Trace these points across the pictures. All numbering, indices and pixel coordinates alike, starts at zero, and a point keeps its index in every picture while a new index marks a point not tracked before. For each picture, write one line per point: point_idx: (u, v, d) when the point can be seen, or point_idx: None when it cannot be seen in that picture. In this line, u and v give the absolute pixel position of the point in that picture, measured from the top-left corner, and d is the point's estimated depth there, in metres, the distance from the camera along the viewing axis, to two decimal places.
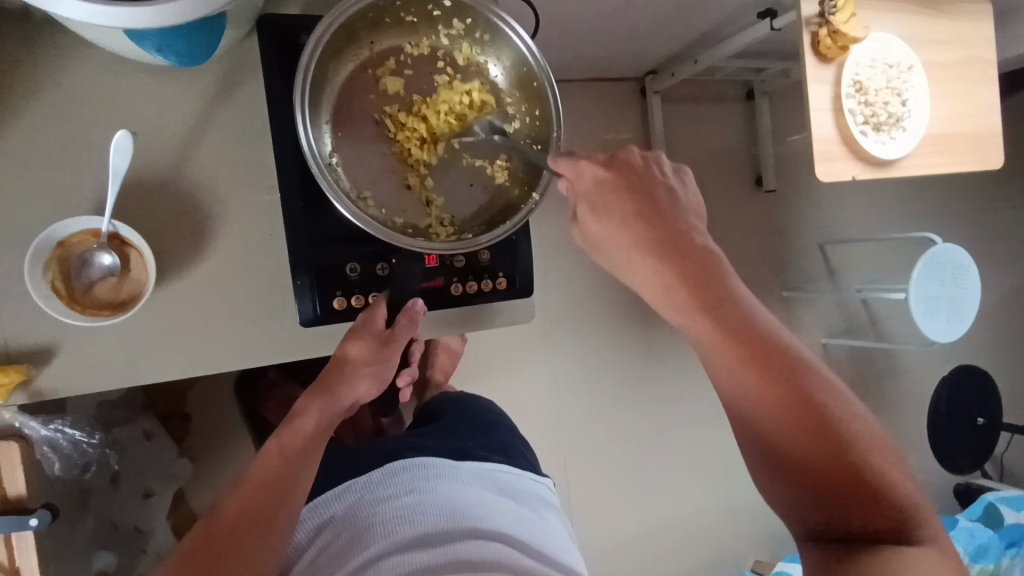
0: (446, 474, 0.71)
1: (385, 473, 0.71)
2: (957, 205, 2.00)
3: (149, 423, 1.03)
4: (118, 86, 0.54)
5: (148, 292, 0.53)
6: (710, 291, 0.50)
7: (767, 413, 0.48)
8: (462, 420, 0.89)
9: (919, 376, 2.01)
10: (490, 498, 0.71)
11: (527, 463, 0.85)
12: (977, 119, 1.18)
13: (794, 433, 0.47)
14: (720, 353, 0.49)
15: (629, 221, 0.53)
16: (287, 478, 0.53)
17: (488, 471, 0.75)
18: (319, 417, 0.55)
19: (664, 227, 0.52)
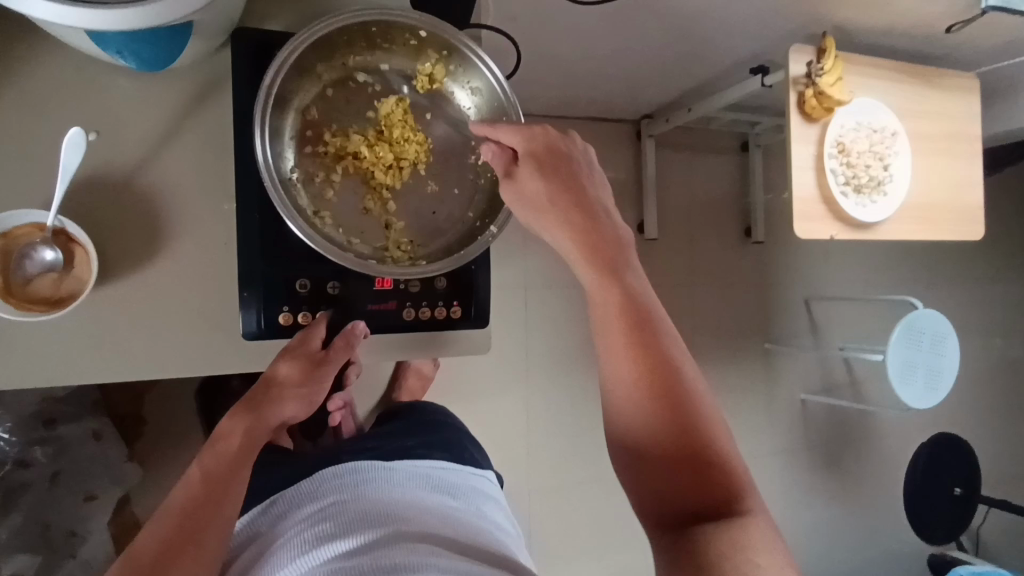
0: (376, 477, 0.70)
1: (313, 482, 0.71)
2: (945, 273, 2.01)
3: (99, 423, 1.01)
4: (83, 84, 0.54)
5: (89, 290, 0.52)
6: (613, 261, 0.52)
7: (626, 374, 0.50)
8: (410, 424, 0.91)
9: (896, 441, 1.99)
10: (423, 494, 0.70)
11: (471, 458, 0.85)
12: (959, 190, 1.20)
13: (647, 394, 0.49)
14: (606, 312, 0.52)
15: (545, 181, 0.54)
16: (210, 500, 0.53)
17: (422, 470, 0.75)
18: (245, 434, 0.56)
19: (578, 196, 0.54)
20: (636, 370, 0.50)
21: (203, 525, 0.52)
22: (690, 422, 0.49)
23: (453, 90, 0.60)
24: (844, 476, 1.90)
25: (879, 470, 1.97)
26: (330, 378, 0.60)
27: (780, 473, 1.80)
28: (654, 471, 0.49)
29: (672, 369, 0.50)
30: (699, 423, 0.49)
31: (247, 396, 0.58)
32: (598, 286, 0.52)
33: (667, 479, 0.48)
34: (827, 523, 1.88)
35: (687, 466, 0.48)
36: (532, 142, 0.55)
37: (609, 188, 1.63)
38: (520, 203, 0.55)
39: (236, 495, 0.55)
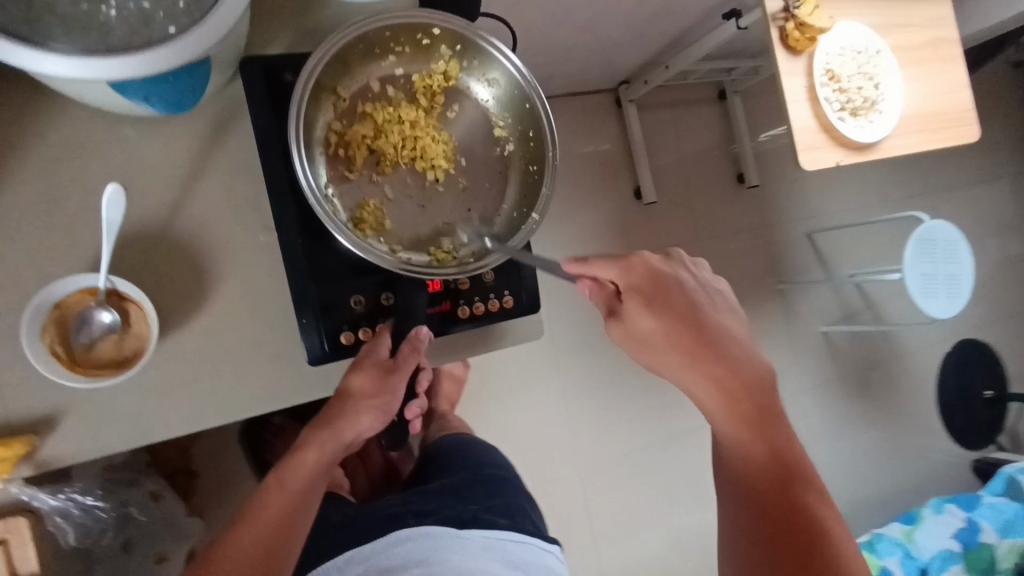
0: (451, 547, 0.68)
1: (387, 542, 0.68)
2: (937, 182, 2.03)
3: (156, 483, 1.01)
4: (106, 140, 0.53)
5: (152, 345, 0.52)
6: (749, 397, 0.56)
7: (762, 511, 0.53)
8: (466, 478, 0.84)
9: (921, 355, 2.02)
10: (498, 572, 0.67)
11: (534, 527, 0.79)
12: (950, 96, 1.20)
13: (787, 526, 0.52)
14: (740, 434, 0.56)
15: (674, 322, 0.57)
16: (284, 516, 0.51)
17: (496, 540, 0.71)
18: (319, 453, 0.55)
19: (703, 344, 0.56)
20: (778, 510, 0.53)
21: (274, 543, 0.50)
22: (827, 560, 0.50)
23: (469, 87, 0.60)
24: (877, 398, 1.93)
25: (910, 387, 1.99)
26: (402, 391, 0.57)
27: (816, 407, 1.82)
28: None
29: (806, 506, 0.52)
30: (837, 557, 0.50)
31: (322, 413, 0.56)
32: (737, 428, 0.56)
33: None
34: (869, 447, 1.90)
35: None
36: (635, 276, 0.58)
37: (600, 161, 1.63)
38: (633, 343, 0.58)
39: (309, 514, 0.53)
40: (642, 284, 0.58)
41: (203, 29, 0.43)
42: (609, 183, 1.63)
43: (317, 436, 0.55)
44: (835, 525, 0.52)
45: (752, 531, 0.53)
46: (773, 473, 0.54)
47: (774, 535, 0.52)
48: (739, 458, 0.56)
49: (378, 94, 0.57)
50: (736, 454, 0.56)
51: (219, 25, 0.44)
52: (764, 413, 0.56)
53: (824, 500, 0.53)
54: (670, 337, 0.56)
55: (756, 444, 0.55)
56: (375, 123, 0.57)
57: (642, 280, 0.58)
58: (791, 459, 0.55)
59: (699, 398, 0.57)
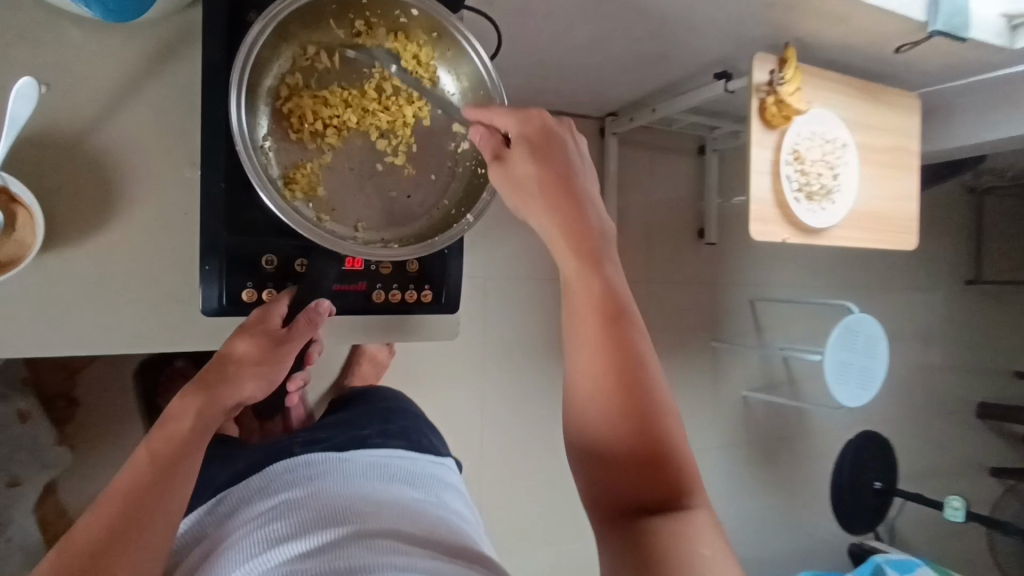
0: (330, 471, 0.69)
1: (261, 480, 0.68)
2: (878, 281, 2.14)
3: (28, 404, 0.97)
4: (36, 30, 0.49)
5: (33, 256, 0.48)
6: (593, 253, 0.50)
7: (600, 371, 0.48)
8: (365, 411, 0.88)
9: (826, 437, 2.12)
10: (381, 486, 0.69)
11: (428, 443, 0.84)
12: (898, 203, 1.27)
13: (617, 379, 0.48)
14: (583, 307, 0.50)
15: (543, 176, 0.51)
16: (160, 484, 0.48)
17: (380, 460, 0.74)
18: (196, 418, 0.51)
19: (571, 188, 0.51)
20: (609, 364, 0.48)
21: (155, 508, 0.48)
22: (654, 441, 0.46)
23: (438, 75, 0.59)
24: (777, 469, 2.00)
25: (809, 464, 2.08)
26: (290, 361, 0.57)
27: (719, 465, 1.88)
28: (612, 452, 0.47)
29: (642, 379, 0.48)
30: (660, 432, 0.47)
31: (201, 375, 0.54)
32: (586, 284, 0.50)
33: (623, 459, 0.46)
34: (760, 514, 1.97)
35: (649, 461, 0.46)
36: (528, 127, 0.53)
37: None
38: (509, 188, 0.53)
39: (189, 478, 0.51)
40: (526, 129, 0.53)
41: None
42: None
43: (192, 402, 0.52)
44: (660, 384, 0.49)
45: (585, 382, 0.49)
46: (609, 328, 0.49)
47: (602, 386, 0.48)
48: (578, 312, 0.50)
49: (342, 59, 0.55)
50: (577, 309, 0.50)
51: None
52: (612, 274, 0.51)
53: (653, 360, 0.49)
54: (545, 182, 0.51)
55: (597, 298, 0.49)
56: (332, 86, 0.55)
57: (531, 133, 0.53)
58: (629, 316, 0.50)
59: (556, 250, 0.51)
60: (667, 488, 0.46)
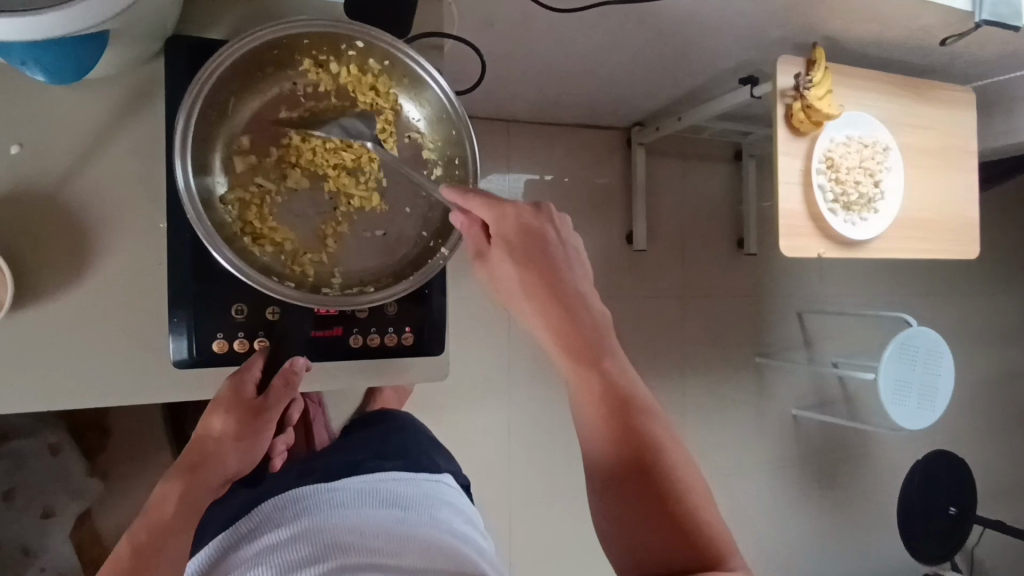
0: (315, 503, 0.70)
1: (250, 525, 0.70)
2: (943, 287, 1.96)
3: (56, 437, 0.97)
4: (5, 92, 0.50)
5: (5, 314, 0.49)
6: (591, 349, 0.52)
7: (615, 451, 0.50)
8: (364, 438, 0.90)
9: (890, 457, 1.95)
10: (368, 510, 0.70)
11: (427, 461, 0.85)
12: (953, 208, 1.16)
13: (626, 449, 0.50)
14: (586, 400, 0.52)
15: (530, 279, 0.52)
16: (137, 570, 0.53)
17: (368, 485, 0.74)
18: (177, 500, 0.55)
19: (551, 288, 0.53)
20: (616, 440, 0.50)
21: None
22: (678, 508, 0.48)
23: (399, 102, 0.57)
24: (834, 493, 1.86)
25: (871, 488, 1.92)
26: (272, 424, 0.57)
27: (768, 490, 1.76)
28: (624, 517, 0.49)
29: (658, 452, 0.50)
30: (683, 499, 0.49)
31: (186, 455, 0.57)
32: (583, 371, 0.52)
33: (650, 520, 0.48)
34: (817, 542, 1.84)
35: (664, 523, 0.48)
36: (504, 223, 0.52)
37: (598, 196, 1.58)
38: (497, 285, 0.54)
39: (171, 560, 0.55)
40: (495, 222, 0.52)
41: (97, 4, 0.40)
42: (602, 220, 1.59)
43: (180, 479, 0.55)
44: (672, 452, 0.50)
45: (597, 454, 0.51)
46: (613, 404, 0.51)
47: (611, 455, 0.50)
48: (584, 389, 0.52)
49: (297, 100, 0.54)
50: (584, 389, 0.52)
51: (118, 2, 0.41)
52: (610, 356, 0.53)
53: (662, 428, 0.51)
54: (523, 284, 0.53)
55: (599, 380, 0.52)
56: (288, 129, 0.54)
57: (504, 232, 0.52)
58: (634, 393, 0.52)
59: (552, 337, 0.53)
60: (696, 549, 0.47)
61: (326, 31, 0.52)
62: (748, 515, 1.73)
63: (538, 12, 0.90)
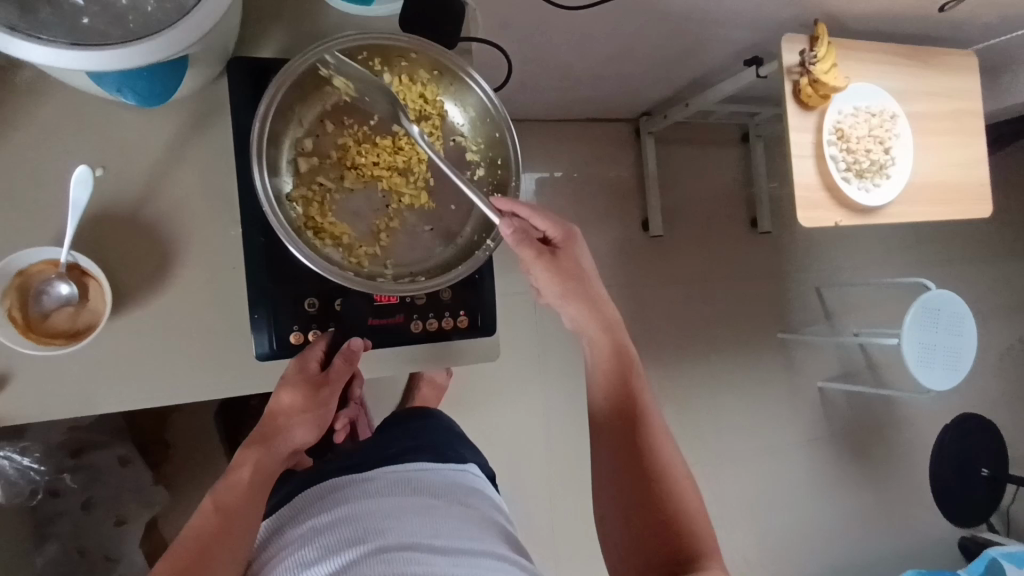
0: (351, 490, 0.72)
1: (295, 506, 0.73)
2: (958, 252, 1.98)
3: (126, 449, 1.02)
4: (90, 120, 0.56)
5: (104, 321, 0.54)
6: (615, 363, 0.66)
7: (623, 445, 0.63)
8: (398, 432, 0.93)
9: (920, 424, 1.96)
10: (401, 498, 0.71)
11: (454, 454, 0.87)
12: (965, 170, 1.19)
13: (626, 424, 0.64)
14: (605, 401, 0.65)
15: (570, 295, 0.65)
16: (221, 531, 0.53)
17: (402, 475, 0.76)
18: (253, 468, 0.57)
19: (582, 291, 0.65)
20: (618, 415, 0.64)
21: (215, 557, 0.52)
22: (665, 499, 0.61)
23: (444, 108, 0.61)
24: (867, 462, 1.88)
25: (904, 455, 1.94)
26: (334, 400, 0.61)
27: (800, 463, 1.78)
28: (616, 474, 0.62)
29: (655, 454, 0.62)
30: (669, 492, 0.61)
31: (256, 431, 0.60)
32: (603, 358, 0.66)
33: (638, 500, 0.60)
34: (854, 512, 1.86)
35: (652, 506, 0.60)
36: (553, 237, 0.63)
37: (611, 186, 1.62)
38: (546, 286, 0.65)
39: (248, 526, 0.56)
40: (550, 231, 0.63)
41: (180, 31, 0.45)
42: (617, 209, 1.63)
43: (252, 453, 0.58)
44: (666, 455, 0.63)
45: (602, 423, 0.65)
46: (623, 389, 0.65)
47: (612, 425, 0.64)
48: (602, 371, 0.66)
49: (352, 109, 0.59)
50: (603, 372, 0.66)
51: (197, 28, 0.46)
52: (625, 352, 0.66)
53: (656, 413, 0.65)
54: (561, 283, 0.64)
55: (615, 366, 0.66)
56: (345, 136, 0.59)
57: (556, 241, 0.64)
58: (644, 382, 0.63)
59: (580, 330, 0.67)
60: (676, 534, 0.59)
61: (384, 44, 0.56)
62: (784, 490, 1.75)
63: (549, 11, 0.95)
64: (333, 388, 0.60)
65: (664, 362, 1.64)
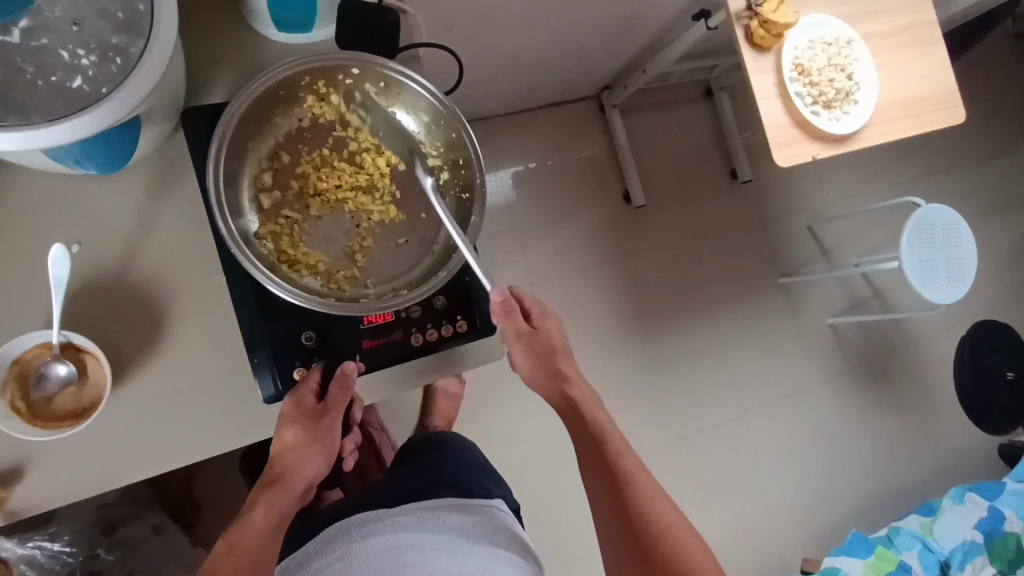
0: (378, 526, 0.74)
1: (322, 541, 0.75)
2: (940, 163, 1.98)
3: (158, 517, 1.03)
4: (55, 198, 0.55)
5: (107, 394, 0.53)
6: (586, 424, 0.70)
7: (610, 500, 0.66)
8: (418, 463, 0.92)
9: (937, 340, 1.96)
10: (428, 537, 0.73)
11: (480, 489, 0.87)
12: (931, 80, 1.18)
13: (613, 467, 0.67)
14: (585, 460, 0.69)
15: (535, 361, 0.69)
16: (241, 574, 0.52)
17: (428, 511, 0.77)
18: (267, 510, 0.57)
19: (557, 363, 0.70)
20: (601, 470, 0.68)
21: None
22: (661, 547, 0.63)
23: (397, 119, 0.61)
24: (891, 388, 1.88)
25: (926, 374, 1.93)
26: (335, 429, 0.61)
27: (824, 402, 1.77)
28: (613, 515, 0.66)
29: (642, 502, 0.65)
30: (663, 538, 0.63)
31: (266, 473, 0.60)
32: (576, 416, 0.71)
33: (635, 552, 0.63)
34: (887, 440, 1.85)
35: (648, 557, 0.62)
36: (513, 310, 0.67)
37: (586, 166, 1.62)
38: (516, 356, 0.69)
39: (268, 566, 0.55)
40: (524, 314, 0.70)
41: (125, 93, 0.44)
42: (596, 187, 1.62)
43: (262, 498, 0.58)
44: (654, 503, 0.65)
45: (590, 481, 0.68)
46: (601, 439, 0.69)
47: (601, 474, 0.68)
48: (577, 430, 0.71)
49: (304, 136, 0.59)
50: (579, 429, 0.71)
51: (142, 88, 0.45)
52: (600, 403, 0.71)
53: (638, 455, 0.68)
54: (539, 359, 0.70)
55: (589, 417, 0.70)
56: (302, 164, 0.59)
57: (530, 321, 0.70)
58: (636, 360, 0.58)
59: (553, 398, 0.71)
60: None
61: (324, 66, 0.55)
62: (814, 431, 1.75)
63: (492, 4, 0.95)
64: (332, 416, 0.59)
65: (672, 330, 1.64)
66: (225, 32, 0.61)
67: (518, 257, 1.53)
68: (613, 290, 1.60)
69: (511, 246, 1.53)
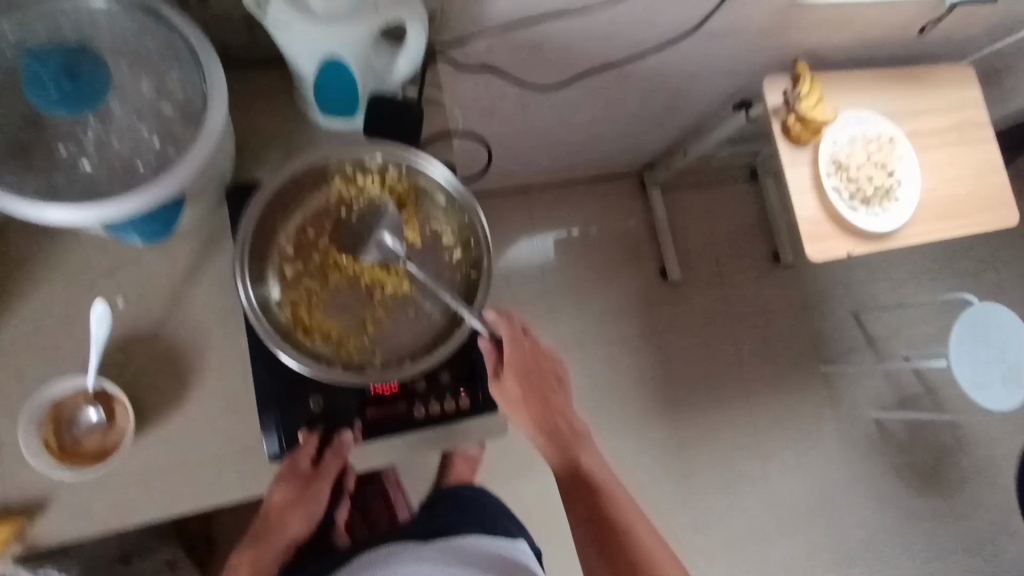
0: (401, 560, 0.70)
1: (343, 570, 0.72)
2: (1003, 260, 1.88)
3: (172, 552, 1.05)
4: (112, 257, 0.62)
5: (127, 441, 0.59)
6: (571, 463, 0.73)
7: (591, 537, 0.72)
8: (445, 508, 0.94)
9: (999, 448, 1.81)
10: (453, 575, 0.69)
11: (503, 528, 0.88)
12: (980, 180, 1.16)
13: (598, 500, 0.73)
14: (568, 498, 0.73)
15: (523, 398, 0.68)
16: None
17: (453, 549, 0.74)
18: (252, 564, 0.66)
19: (544, 400, 0.71)
20: (585, 503, 0.73)
21: None
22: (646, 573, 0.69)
23: (417, 199, 0.65)
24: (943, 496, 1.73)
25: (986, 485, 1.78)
26: (324, 492, 0.65)
27: (864, 503, 1.66)
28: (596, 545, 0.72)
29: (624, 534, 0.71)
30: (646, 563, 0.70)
31: (258, 528, 0.67)
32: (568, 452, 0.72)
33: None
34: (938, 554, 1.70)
35: None
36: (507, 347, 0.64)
37: (623, 238, 1.64)
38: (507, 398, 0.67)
39: None
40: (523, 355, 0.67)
41: (172, 178, 0.51)
42: (633, 260, 1.63)
43: (258, 541, 0.67)
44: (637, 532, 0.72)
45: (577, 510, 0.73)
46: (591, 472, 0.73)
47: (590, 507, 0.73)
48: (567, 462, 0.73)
49: (330, 213, 0.64)
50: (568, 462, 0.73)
51: (185, 176, 0.51)
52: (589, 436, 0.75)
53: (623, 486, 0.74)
54: (534, 400, 0.69)
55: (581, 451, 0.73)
56: (326, 237, 0.63)
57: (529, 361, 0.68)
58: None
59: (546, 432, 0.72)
60: None
61: (352, 152, 0.61)
62: (852, 534, 1.63)
63: (531, 91, 1.00)
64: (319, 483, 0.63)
65: (701, 410, 1.59)
66: (277, 118, 0.68)
67: (547, 323, 1.55)
68: (641, 364, 1.58)
69: (542, 312, 1.55)
